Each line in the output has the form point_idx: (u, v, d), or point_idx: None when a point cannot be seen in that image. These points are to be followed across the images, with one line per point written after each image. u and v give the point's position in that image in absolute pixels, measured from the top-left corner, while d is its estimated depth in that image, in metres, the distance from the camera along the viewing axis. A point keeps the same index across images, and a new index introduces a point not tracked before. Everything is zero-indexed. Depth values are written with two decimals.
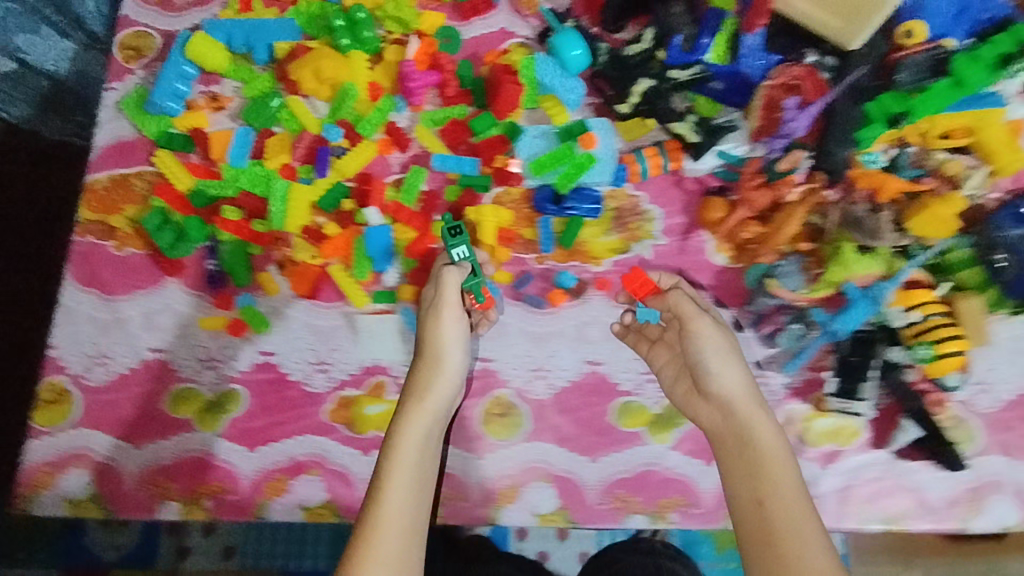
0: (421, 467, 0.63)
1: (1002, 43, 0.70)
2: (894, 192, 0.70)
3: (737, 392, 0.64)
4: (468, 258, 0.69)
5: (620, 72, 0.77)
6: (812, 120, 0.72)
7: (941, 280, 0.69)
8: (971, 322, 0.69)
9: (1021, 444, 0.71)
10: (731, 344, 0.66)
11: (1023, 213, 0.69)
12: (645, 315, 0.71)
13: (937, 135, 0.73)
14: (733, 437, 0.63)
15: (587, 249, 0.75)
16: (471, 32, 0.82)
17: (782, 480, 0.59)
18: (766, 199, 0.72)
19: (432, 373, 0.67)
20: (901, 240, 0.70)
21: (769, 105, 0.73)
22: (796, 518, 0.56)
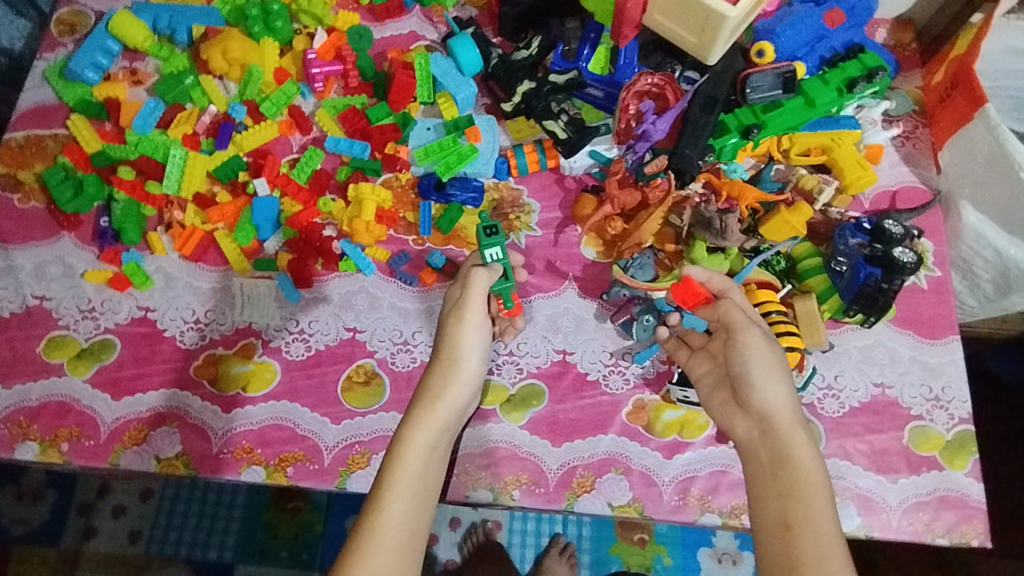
0: (426, 470, 0.61)
1: (849, 68, 0.79)
2: (751, 201, 0.77)
3: (781, 410, 0.62)
4: (500, 260, 0.72)
5: (507, 74, 0.84)
6: (670, 124, 0.79)
7: (786, 284, 0.78)
8: (806, 323, 0.74)
9: (861, 449, 0.74)
10: (780, 360, 0.65)
11: (862, 226, 0.75)
12: (692, 322, 0.73)
13: (798, 153, 0.82)
14: (769, 455, 0.61)
15: (464, 235, 0.82)
16: (384, 33, 0.92)
17: (812, 507, 0.57)
18: (630, 198, 0.79)
19: (451, 372, 0.66)
20: (747, 241, 0.77)
21: (632, 110, 0.80)
22: (824, 550, 0.54)
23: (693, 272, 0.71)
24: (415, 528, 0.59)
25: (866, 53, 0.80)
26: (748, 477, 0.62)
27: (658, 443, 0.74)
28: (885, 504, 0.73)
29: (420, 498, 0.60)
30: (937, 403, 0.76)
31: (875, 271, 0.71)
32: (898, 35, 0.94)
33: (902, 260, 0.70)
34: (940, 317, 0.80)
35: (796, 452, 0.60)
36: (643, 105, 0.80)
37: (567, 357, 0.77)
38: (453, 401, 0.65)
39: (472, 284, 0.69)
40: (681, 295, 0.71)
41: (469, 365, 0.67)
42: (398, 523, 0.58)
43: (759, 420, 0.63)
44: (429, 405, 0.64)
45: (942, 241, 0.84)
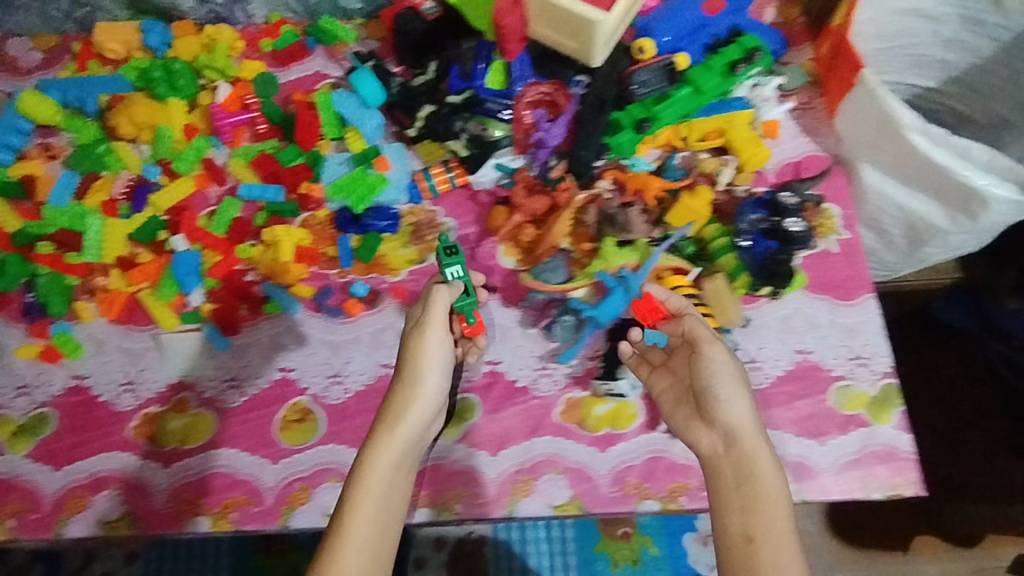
0: (390, 492, 0.63)
1: (731, 52, 0.81)
2: (655, 192, 0.81)
3: (744, 423, 0.64)
4: (461, 278, 0.72)
5: (408, 100, 0.87)
6: (564, 129, 0.82)
7: (696, 267, 0.79)
8: (716, 301, 0.77)
9: (786, 416, 0.77)
10: (741, 374, 0.66)
11: (760, 202, 0.80)
12: (652, 339, 0.72)
13: (696, 139, 0.85)
14: (732, 468, 0.62)
15: (385, 261, 0.85)
16: (289, 77, 0.95)
17: (773, 520, 0.58)
18: (536, 205, 0.81)
19: (412, 389, 0.68)
20: (651, 228, 0.80)
21: (527, 120, 0.83)
22: (783, 562, 0.56)
23: (652, 290, 0.73)
24: (376, 557, 0.60)
25: (745, 36, 0.83)
26: (713, 488, 0.62)
27: (592, 438, 0.76)
28: (818, 467, 0.75)
29: (382, 527, 0.61)
30: (859, 361, 0.79)
31: (765, 245, 0.77)
32: (786, 13, 0.97)
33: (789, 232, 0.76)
34: (852, 277, 0.83)
35: (758, 465, 0.61)
36: (535, 114, 0.83)
37: (496, 368, 0.79)
38: (412, 423, 0.67)
39: (433, 300, 0.70)
40: (641, 310, 0.73)
41: (429, 382, 0.69)
42: (360, 551, 0.59)
43: (724, 433, 0.64)
44: (389, 426, 0.66)
45: (848, 205, 0.87)
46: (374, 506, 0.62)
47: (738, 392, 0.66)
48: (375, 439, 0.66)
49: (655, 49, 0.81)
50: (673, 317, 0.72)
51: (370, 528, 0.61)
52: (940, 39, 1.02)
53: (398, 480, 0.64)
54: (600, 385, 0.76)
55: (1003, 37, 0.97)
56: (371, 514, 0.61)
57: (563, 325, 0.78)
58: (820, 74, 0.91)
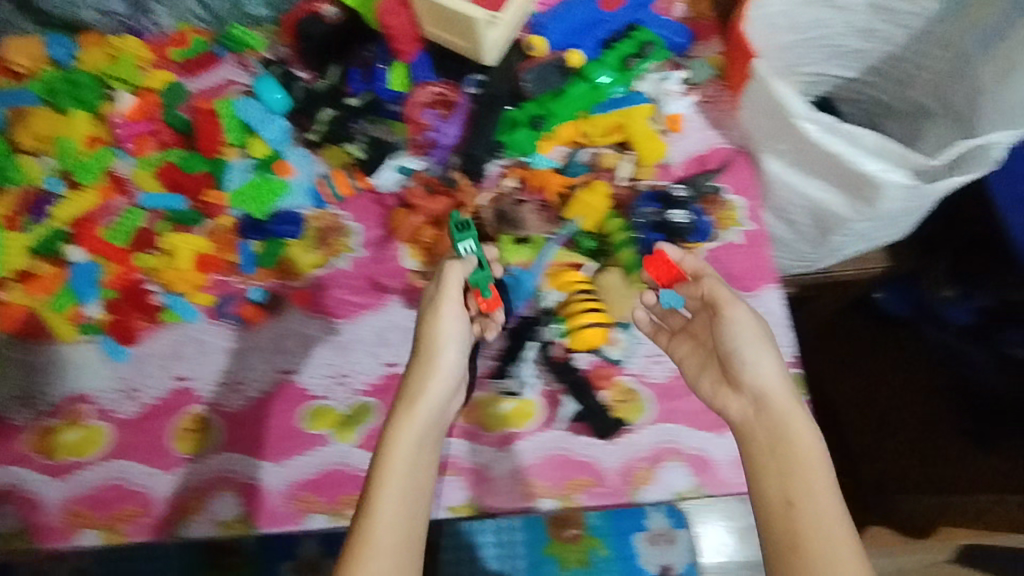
0: (416, 469, 0.64)
1: (623, 48, 0.82)
2: (554, 188, 0.80)
3: (771, 384, 0.65)
4: (474, 252, 0.73)
5: (309, 105, 0.87)
6: (459, 128, 0.81)
7: (591, 261, 0.78)
8: (609, 295, 0.77)
9: (688, 410, 0.76)
10: (764, 333, 0.67)
11: (654, 195, 0.79)
12: (668, 300, 0.73)
13: (599, 135, 0.83)
14: (766, 431, 0.63)
15: (289, 266, 0.83)
16: (197, 85, 0.94)
17: (809, 481, 0.60)
18: (432, 206, 0.82)
19: (428, 367, 0.69)
20: (548, 224, 0.79)
21: (419, 121, 0.82)
22: (822, 521, 0.58)
23: (666, 248, 0.73)
24: (411, 531, 0.61)
25: (639, 31, 0.83)
26: (746, 452, 0.64)
27: (490, 437, 0.75)
28: (717, 460, 0.74)
29: (415, 502, 0.63)
30: None
31: (658, 236, 0.78)
32: (696, 6, 0.95)
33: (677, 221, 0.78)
34: (753, 268, 0.82)
35: (789, 425, 0.63)
36: (428, 114, 0.82)
37: (395, 369, 0.79)
38: (433, 398, 0.68)
39: (447, 275, 0.71)
40: (658, 270, 0.74)
41: (446, 357, 0.70)
42: (401, 525, 0.61)
43: (753, 397, 0.65)
44: (409, 403, 0.67)
45: (753, 196, 0.86)
46: (408, 481, 0.63)
47: (763, 352, 0.66)
48: (399, 419, 0.67)
49: (548, 48, 0.81)
50: (691, 279, 0.72)
51: (410, 502, 0.63)
52: (855, 29, 1.00)
53: (424, 455, 0.65)
54: (493, 383, 0.76)
55: (914, 24, 0.96)
56: (403, 490, 0.63)
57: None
58: (725, 67, 0.89)
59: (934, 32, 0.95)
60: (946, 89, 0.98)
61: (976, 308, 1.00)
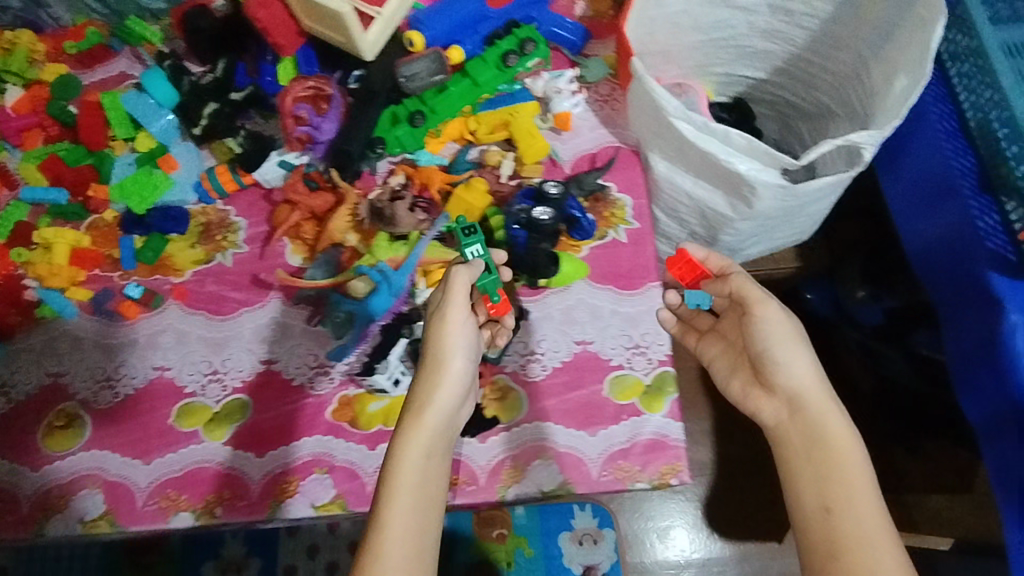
0: (425, 480, 0.58)
1: (503, 44, 0.81)
2: (438, 184, 0.80)
3: (806, 385, 0.63)
4: (482, 256, 0.68)
5: (194, 98, 0.85)
6: (335, 123, 0.81)
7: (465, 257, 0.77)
8: None
9: (560, 408, 0.76)
10: (795, 331, 0.65)
11: (532, 192, 0.79)
12: (695, 300, 0.73)
13: (486, 132, 0.83)
14: (800, 435, 0.62)
15: (171, 262, 0.83)
16: (92, 78, 0.93)
17: (854, 487, 0.58)
18: (314, 202, 0.80)
19: (436, 373, 0.63)
20: (422, 220, 0.78)
21: (292, 115, 0.81)
22: (865, 531, 0.56)
23: (688, 247, 0.73)
24: (419, 547, 0.55)
25: (521, 27, 0.82)
26: (782, 455, 0.63)
27: (361, 436, 0.74)
28: (586, 458, 0.74)
29: (427, 519, 0.57)
30: (636, 350, 0.78)
31: (522, 234, 0.78)
32: (595, 5, 0.96)
33: (537, 218, 0.77)
34: (638, 267, 0.82)
35: (830, 430, 0.61)
36: (302, 109, 0.81)
37: (271, 366, 0.77)
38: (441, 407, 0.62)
39: (454, 277, 0.65)
40: (680, 270, 0.74)
41: (456, 363, 0.63)
42: (402, 539, 0.55)
43: (787, 398, 0.64)
44: (417, 413, 0.60)
45: (640, 195, 0.85)
46: (415, 496, 0.57)
47: (796, 351, 0.65)
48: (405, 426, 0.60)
49: (426, 42, 0.80)
50: (716, 277, 0.72)
51: (421, 517, 0.57)
52: (757, 30, 1.01)
53: (432, 469, 0.59)
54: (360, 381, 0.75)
55: (810, 25, 0.96)
56: (413, 504, 0.57)
57: (333, 321, 0.76)
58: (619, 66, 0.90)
59: (829, 35, 0.96)
60: (846, 90, 1.00)
61: (886, 308, 0.97)
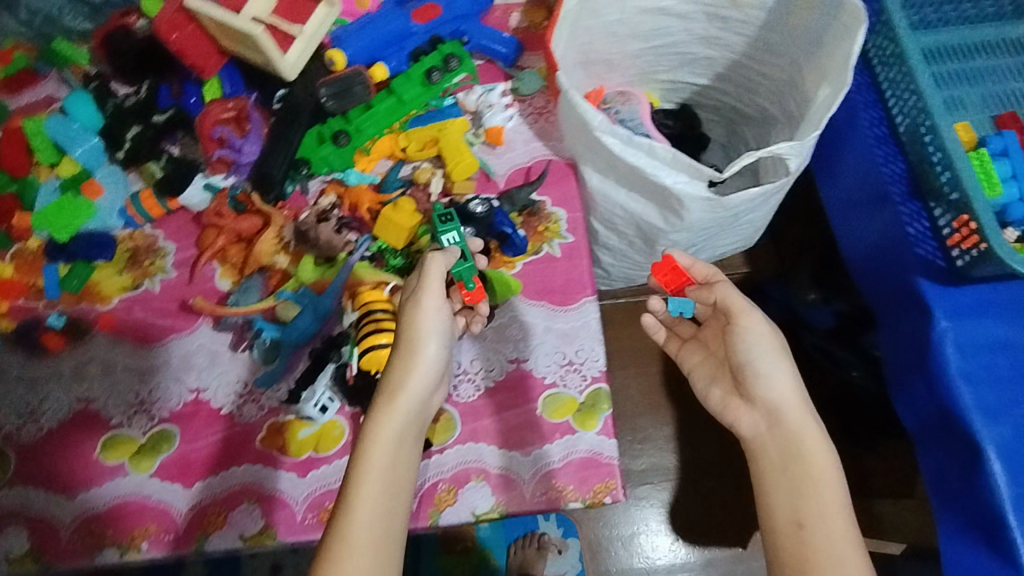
0: (397, 466, 0.58)
1: (427, 60, 0.81)
2: (367, 203, 0.79)
3: (785, 398, 0.65)
4: (457, 243, 0.70)
5: (117, 121, 0.83)
6: (258, 145, 0.80)
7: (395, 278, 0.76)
8: None
9: (494, 428, 0.75)
10: (778, 344, 0.67)
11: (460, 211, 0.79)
12: (678, 306, 0.72)
13: (416, 149, 0.82)
14: (777, 448, 0.65)
15: (97, 290, 0.80)
16: (19, 103, 0.90)
17: (828, 499, 0.61)
18: (239, 225, 0.78)
19: (408, 359, 0.62)
20: (349, 241, 0.77)
21: (215, 137, 0.80)
22: (836, 543, 0.59)
23: (676, 255, 0.74)
24: (392, 534, 0.55)
25: (444, 44, 0.83)
26: (759, 468, 0.65)
27: (292, 462, 0.72)
28: (519, 479, 0.73)
29: (395, 505, 0.56)
30: (570, 367, 0.77)
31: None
32: (531, 16, 0.95)
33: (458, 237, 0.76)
34: (572, 282, 0.81)
35: (807, 442, 0.64)
36: (223, 131, 0.79)
37: (200, 396, 0.75)
38: (413, 393, 0.61)
39: (429, 266, 0.65)
40: (666, 278, 0.74)
41: (429, 350, 0.62)
42: (374, 524, 0.55)
43: (767, 411, 0.66)
44: (389, 398, 0.60)
45: (575, 208, 0.85)
46: (384, 483, 0.57)
47: (778, 363, 0.67)
48: (375, 412, 0.60)
49: (347, 60, 0.79)
50: (701, 285, 0.73)
51: (389, 504, 0.56)
52: (696, 37, 1.01)
53: (404, 455, 0.59)
54: (284, 409, 0.73)
55: (747, 32, 0.96)
56: (382, 490, 0.57)
57: (258, 347, 0.75)
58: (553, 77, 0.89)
59: (765, 41, 0.96)
60: (784, 96, 0.99)
61: (836, 311, 0.99)
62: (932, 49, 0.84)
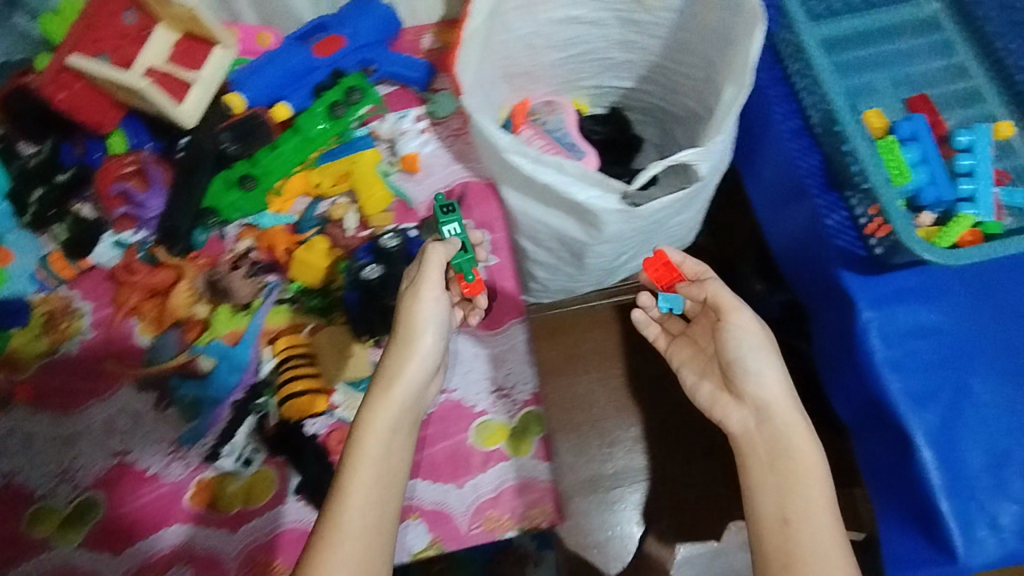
0: (391, 454, 0.60)
1: (329, 95, 0.82)
2: (281, 246, 0.78)
3: (774, 396, 0.66)
4: (457, 236, 0.69)
5: (20, 184, 0.80)
6: (163, 198, 0.78)
7: (314, 320, 0.75)
8: (327, 356, 0.73)
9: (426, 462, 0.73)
10: (766, 343, 0.68)
11: (373, 246, 0.77)
12: (668, 302, 0.74)
13: (329, 185, 0.81)
14: (766, 445, 0.65)
15: (13, 359, 0.77)
16: None
17: (814, 498, 0.62)
18: (153, 278, 0.76)
19: (406, 350, 0.64)
20: (261, 286, 0.76)
21: (115, 195, 0.78)
22: (819, 538, 0.60)
23: (668, 251, 0.74)
24: (382, 519, 0.57)
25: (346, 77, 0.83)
26: (747, 462, 0.66)
27: (222, 518, 0.71)
28: (455, 512, 0.72)
29: (388, 490, 0.58)
30: (500, 394, 0.76)
31: (355, 294, 0.75)
32: (444, 36, 0.94)
33: (366, 277, 0.75)
34: (498, 305, 0.79)
35: (795, 441, 0.64)
36: (123, 187, 0.78)
37: (124, 459, 0.74)
38: (409, 383, 0.63)
39: (429, 258, 0.65)
40: (657, 274, 0.74)
41: (424, 341, 0.64)
42: (367, 509, 0.57)
43: (755, 408, 0.67)
44: (386, 387, 0.61)
45: (497, 229, 0.84)
46: (377, 469, 0.59)
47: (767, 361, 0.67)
48: (372, 401, 0.61)
49: (247, 103, 0.80)
50: (692, 282, 0.73)
51: (381, 489, 0.58)
52: (613, 42, 1.00)
53: (398, 444, 0.60)
54: (204, 466, 0.71)
55: (661, 34, 0.96)
56: (375, 474, 0.58)
57: (178, 405, 0.74)
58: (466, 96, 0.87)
59: (679, 41, 0.95)
60: (706, 94, 0.99)
61: (781, 301, 0.98)
62: (831, 39, 0.86)
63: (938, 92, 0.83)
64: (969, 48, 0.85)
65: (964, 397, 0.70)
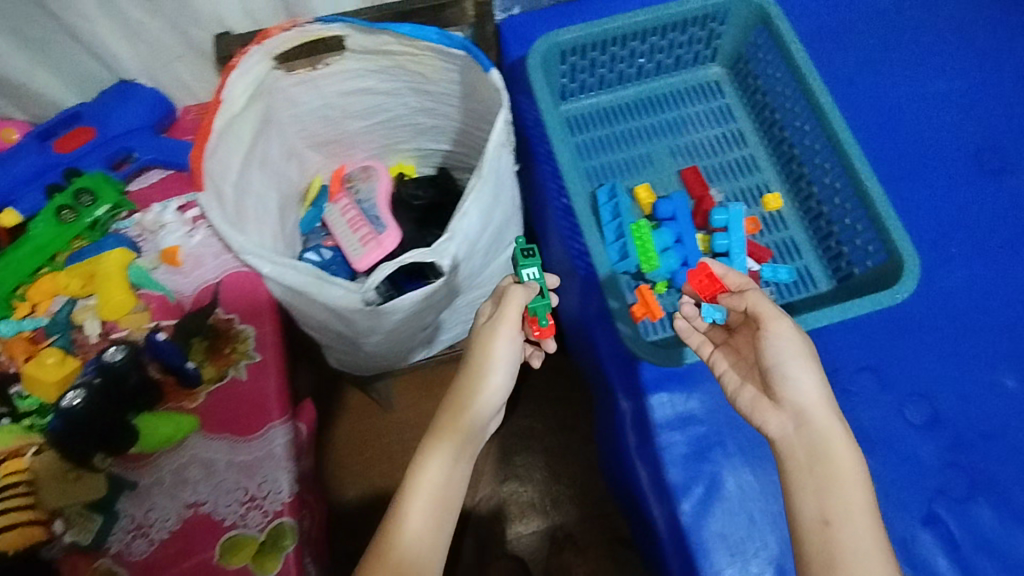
0: (450, 484, 0.55)
1: (59, 198, 0.79)
2: (17, 357, 0.74)
3: (812, 400, 0.53)
4: (537, 280, 0.61)
5: None
6: None
7: (39, 443, 0.71)
8: (51, 481, 0.69)
9: None
10: (809, 350, 0.55)
11: (92, 365, 0.73)
12: (710, 314, 0.64)
13: (70, 290, 0.77)
14: (804, 451, 0.52)
15: None
16: None
17: (856, 496, 0.50)
18: None
19: (475, 381, 0.58)
20: None
21: None
22: (863, 543, 0.49)
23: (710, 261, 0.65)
24: (437, 544, 0.54)
25: (81, 175, 0.80)
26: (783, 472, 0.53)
27: None
28: None
29: (444, 514, 0.54)
30: (251, 504, 0.71)
31: (59, 421, 0.70)
32: None
33: (68, 404, 0.70)
34: (253, 408, 0.76)
35: (836, 451, 0.51)
36: None
37: None
38: (480, 414, 0.58)
39: (508, 298, 0.59)
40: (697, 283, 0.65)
41: (496, 376, 0.58)
42: (423, 533, 0.53)
43: (793, 414, 0.53)
44: (453, 415, 0.57)
45: (265, 323, 0.80)
46: (437, 494, 0.55)
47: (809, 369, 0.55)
48: (436, 425, 0.57)
49: None
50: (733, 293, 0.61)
51: (438, 511, 0.54)
52: (415, 109, 0.96)
53: (459, 475, 0.56)
54: None
55: (453, 103, 0.92)
56: (436, 497, 0.55)
57: None
58: (241, 183, 0.84)
59: (472, 112, 0.92)
60: None
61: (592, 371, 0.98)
62: (577, 119, 0.84)
63: (710, 163, 0.81)
64: (746, 113, 0.83)
65: (747, 474, 0.69)
